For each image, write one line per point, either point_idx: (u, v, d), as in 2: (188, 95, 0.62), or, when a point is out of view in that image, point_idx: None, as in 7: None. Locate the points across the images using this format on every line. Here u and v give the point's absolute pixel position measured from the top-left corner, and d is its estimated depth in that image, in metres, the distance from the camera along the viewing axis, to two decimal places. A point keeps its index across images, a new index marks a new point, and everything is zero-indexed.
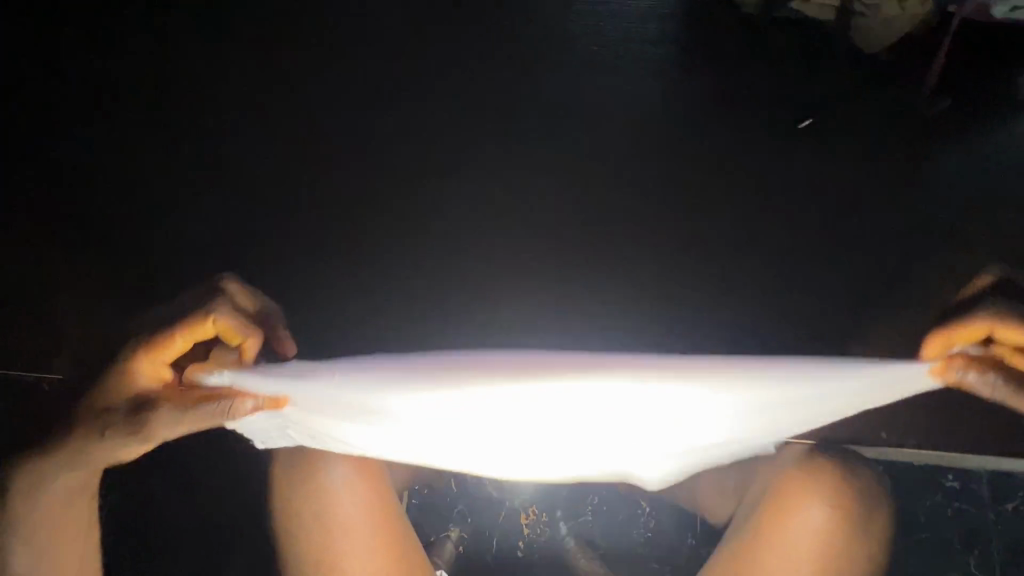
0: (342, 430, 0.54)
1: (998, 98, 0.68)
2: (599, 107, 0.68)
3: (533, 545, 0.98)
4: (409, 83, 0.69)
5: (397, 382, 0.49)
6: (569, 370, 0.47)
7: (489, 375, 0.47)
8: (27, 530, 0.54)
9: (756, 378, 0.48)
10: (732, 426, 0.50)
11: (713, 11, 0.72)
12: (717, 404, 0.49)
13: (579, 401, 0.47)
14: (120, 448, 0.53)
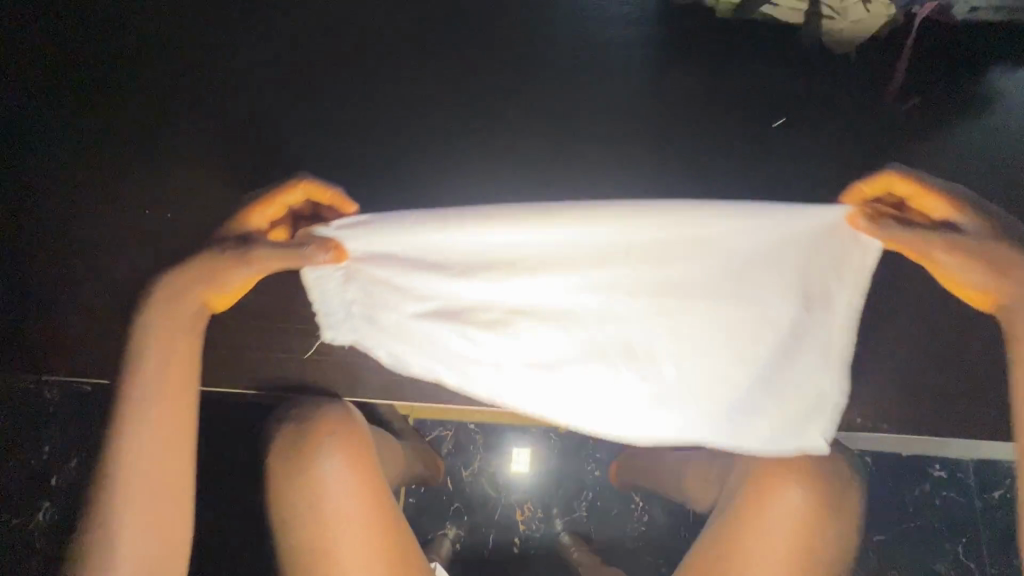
0: (419, 288, 0.57)
1: (969, 91, 0.69)
2: (579, 107, 0.70)
3: (529, 541, 1.00)
4: (392, 89, 0.71)
5: (456, 225, 0.53)
6: (531, 219, 0.52)
7: (506, 213, 0.52)
8: (130, 415, 0.51)
9: (705, 221, 0.52)
10: (688, 266, 0.55)
11: (688, 16, 0.74)
12: (667, 246, 0.53)
13: (533, 246, 0.53)
14: (220, 285, 0.55)
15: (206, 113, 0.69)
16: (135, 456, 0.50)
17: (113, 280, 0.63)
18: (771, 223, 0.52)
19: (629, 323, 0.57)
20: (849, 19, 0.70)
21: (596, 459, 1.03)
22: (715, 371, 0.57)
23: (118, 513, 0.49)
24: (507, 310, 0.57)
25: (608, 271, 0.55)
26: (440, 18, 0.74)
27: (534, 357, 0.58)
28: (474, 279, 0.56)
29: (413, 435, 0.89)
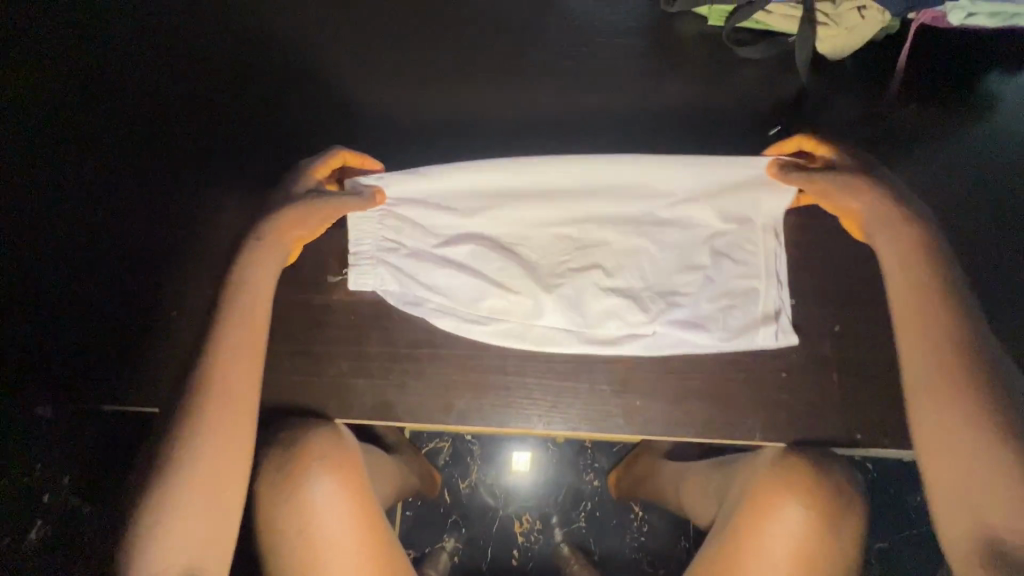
0: (434, 225, 0.60)
1: (966, 100, 0.68)
2: (568, 124, 0.68)
3: (527, 553, 0.99)
4: (376, 104, 0.69)
5: (483, 169, 0.58)
6: (505, 176, 0.59)
7: (529, 164, 0.58)
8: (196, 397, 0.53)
9: (643, 167, 0.58)
10: (631, 202, 0.60)
11: (680, 24, 0.71)
12: (618, 186, 0.59)
13: (499, 186, 0.59)
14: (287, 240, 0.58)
15: (193, 131, 0.68)
16: (195, 437, 0.52)
17: (112, 258, 0.67)
18: (703, 166, 0.58)
19: (586, 249, 0.61)
20: (844, 26, 0.65)
21: (595, 468, 1.02)
22: (676, 283, 0.60)
23: (170, 488, 0.50)
24: (500, 245, 0.61)
25: (574, 203, 0.60)
26: (422, 27, 0.71)
27: (532, 304, 0.60)
28: (487, 216, 0.60)
29: (408, 449, 0.87)
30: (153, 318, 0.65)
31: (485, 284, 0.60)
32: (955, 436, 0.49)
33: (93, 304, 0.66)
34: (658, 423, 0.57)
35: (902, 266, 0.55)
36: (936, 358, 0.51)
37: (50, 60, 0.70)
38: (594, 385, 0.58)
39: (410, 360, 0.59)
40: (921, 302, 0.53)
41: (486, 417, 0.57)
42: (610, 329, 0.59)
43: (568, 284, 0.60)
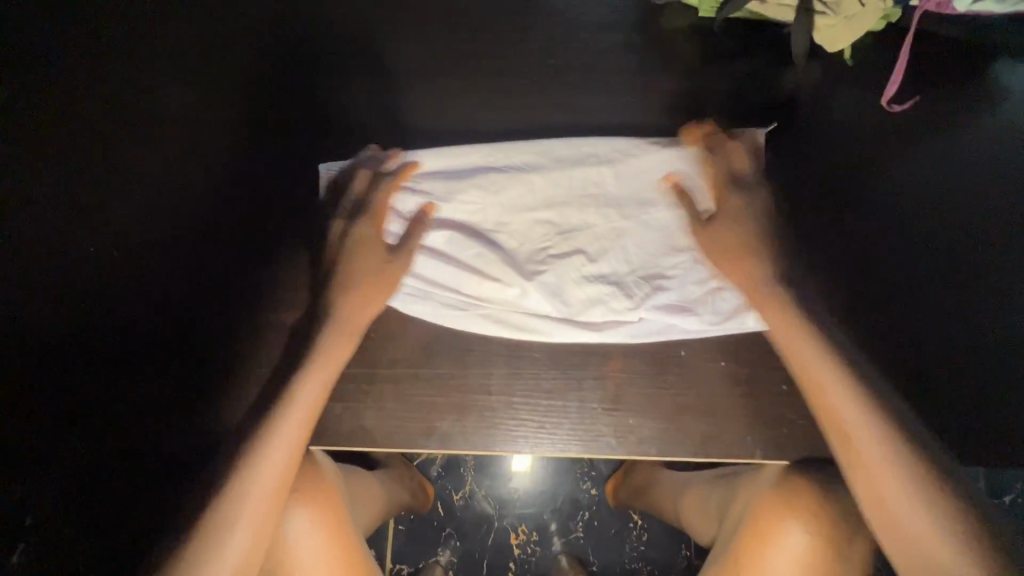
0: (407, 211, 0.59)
1: (971, 90, 0.64)
2: (554, 122, 0.64)
3: (525, 565, 0.96)
4: (351, 107, 0.65)
5: (457, 152, 0.60)
6: (483, 161, 0.60)
7: (504, 147, 0.60)
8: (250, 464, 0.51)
9: (623, 148, 0.60)
10: (617, 183, 0.59)
11: (669, 16, 0.67)
12: (602, 167, 0.60)
13: (472, 167, 0.60)
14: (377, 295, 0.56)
15: (149, 131, 0.63)
16: (241, 509, 0.50)
17: (52, 257, 0.59)
18: (678, 151, 0.59)
19: (572, 236, 0.58)
20: (843, 14, 0.60)
21: (592, 476, 0.99)
22: (665, 265, 0.58)
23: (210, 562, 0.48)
24: (474, 229, 0.59)
25: (552, 188, 0.59)
26: (400, 25, 0.67)
27: (511, 288, 0.57)
28: (466, 197, 0.59)
29: (398, 463, 0.84)
30: (101, 325, 0.58)
31: (461, 269, 0.58)
32: (900, 523, 0.47)
33: (31, 303, 0.58)
34: (653, 441, 0.54)
35: (801, 343, 0.52)
36: (863, 448, 0.48)
37: None
38: (583, 403, 0.55)
39: (389, 380, 0.55)
40: (833, 394, 0.50)
41: (470, 440, 0.54)
42: (594, 314, 0.56)
43: (552, 268, 0.58)
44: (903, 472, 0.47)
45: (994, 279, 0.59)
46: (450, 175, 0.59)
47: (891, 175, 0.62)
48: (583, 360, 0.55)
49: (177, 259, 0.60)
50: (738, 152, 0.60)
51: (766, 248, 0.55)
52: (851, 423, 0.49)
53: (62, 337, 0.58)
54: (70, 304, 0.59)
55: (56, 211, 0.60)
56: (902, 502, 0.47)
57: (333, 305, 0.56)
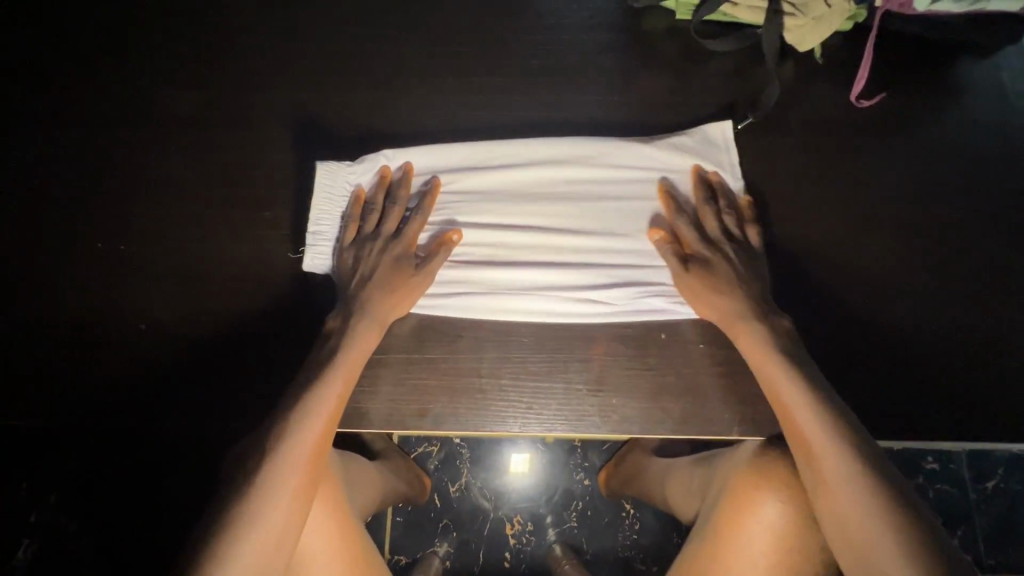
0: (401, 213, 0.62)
1: (934, 87, 0.68)
2: (542, 120, 0.68)
3: (520, 555, 0.99)
4: (350, 111, 0.69)
5: (447, 151, 0.64)
6: (473, 159, 0.64)
7: (492, 146, 0.64)
8: (280, 462, 0.50)
9: (607, 146, 0.64)
10: (599, 174, 0.63)
11: (648, 20, 0.71)
12: (588, 164, 0.63)
13: (461, 165, 0.64)
14: (399, 302, 0.58)
15: (176, 142, 0.70)
16: (268, 504, 0.49)
17: (93, 256, 0.67)
18: (655, 146, 0.64)
19: (556, 226, 0.62)
20: (811, 16, 0.63)
21: (585, 467, 1.02)
22: (649, 251, 0.61)
23: (236, 561, 0.47)
24: (465, 222, 0.62)
25: (538, 184, 0.63)
26: (397, 34, 0.72)
27: (499, 278, 0.60)
28: (451, 194, 0.63)
29: (395, 455, 0.86)
30: (131, 316, 0.65)
31: (451, 260, 0.61)
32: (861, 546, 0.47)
33: (74, 295, 0.66)
34: (636, 420, 0.57)
35: (773, 374, 0.53)
36: (825, 469, 0.49)
37: (33, 81, 0.72)
38: (569, 384, 0.57)
39: (384, 364, 0.58)
40: (804, 418, 0.51)
41: (461, 420, 0.57)
42: (579, 301, 0.59)
43: (536, 256, 0.61)
44: (863, 500, 0.47)
45: (952, 265, 0.64)
46: (440, 172, 0.63)
47: (857, 168, 0.66)
48: (569, 344, 0.59)
49: (200, 257, 0.66)
50: (713, 146, 0.64)
51: (739, 291, 0.57)
52: (819, 445, 0.50)
53: (99, 326, 0.65)
54: (105, 297, 0.65)
55: (95, 215, 0.68)
56: (863, 529, 0.47)
57: (364, 305, 0.57)
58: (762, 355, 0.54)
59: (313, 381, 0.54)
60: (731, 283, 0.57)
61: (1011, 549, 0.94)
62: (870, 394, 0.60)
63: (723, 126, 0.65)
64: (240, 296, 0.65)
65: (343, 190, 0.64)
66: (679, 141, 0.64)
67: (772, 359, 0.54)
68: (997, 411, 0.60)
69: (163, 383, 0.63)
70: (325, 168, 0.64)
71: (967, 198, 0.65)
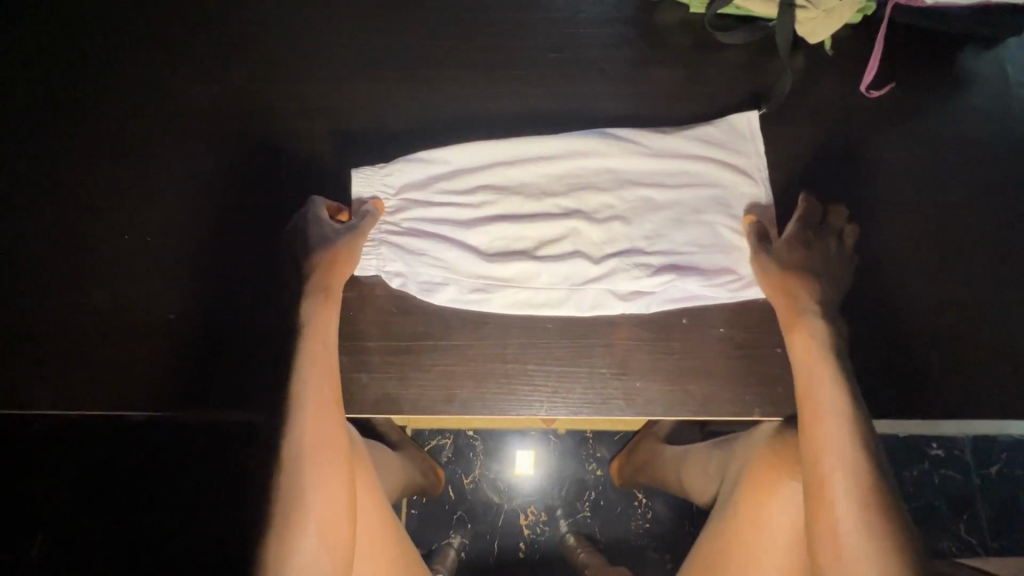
0: (434, 216, 0.62)
1: (939, 77, 0.70)
2: (559, 112, 0.69)
3: (535, 545, 1.00)
4: (370, 103, 0.70)
5: (477, 151, 0.63)
6: (500, 156, 0.64)
7: (518, 142, 0.64)
8: (301, 460, 0.52)
9: (635, 137, 0.65)
10: (625, 164, 0.64)
11: (661, 14, 0.72)
12: (616, 155, 0.64)
13: (488, 159, 0.64)
14: (329, 274, 0.58)
15: (198, 136, 0.70)
16: (309, 491, 0.51)
17: (119, 250, 0.67)
18: (682, 135, 0.65)
19: (585, 215, 0.62)
20: (823, 8, 0.63)
21: (597, 457, 1.03)
22: (679, 241, 0.62)
23: (301, 551, 0.50)
24: (500, 216, 0.62)
25: (563, 174, 0.64)
26: (413, 28, 0.73)
27: (527, 270, 0.60)
28: (486, 188, 0.63)
29: (412, 445, 0.87)
30: (161, 308, 0.65)
31: (488, 255, 0.61)
32: (838, 539, 0.49)
33: (100, 289, 0.66)
34: (659, 402, 0.58)
35: (816, 368, 0.55)
36: (822, 458, 0.51)
37: (55, 78, 0.73)
38: (592, 369, 0.59)
39: (411, 353, 0.60)
40: (821, 407, 0.53)
41: (488, 404, 0.58)
42: (604, 290, 0.60)
43: (565, 247, 0.62)
44: (853, 496, 0.49)
45: (960, 249, 0.66)
46: (473, 174, 0.63)
47: (869, 157, 0.68)
48: (592, 329, 0.60)
49: (226, 248, 0.67)
50: (738, 137, 0.65)
51: (789, 279, 0.58)
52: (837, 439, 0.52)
53: (126, 318, 0.65)
54: (132, 290, 0.66)
55: (119, 209, 0.68)
56: (845, 522, 0.49)
57: (331, 291, 0.58)
58: (812, 347, 0.56)
59: (319, 371, 0.55)
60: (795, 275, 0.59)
61: (1015, 532, 0.96)
62: (886, 376, 0.62)
63: (748, 116, 0.65)
64: (271, 290, 0.66)
65: (383, 190, 0.62)
66: (705, 131, 0.65)
67: (819, 353, 0.56)
68: (1005, 392, 0.62)
69: (192, 373, 0.63)
70: (357, 175, 0.62)
71: (973, 186, 0.67)
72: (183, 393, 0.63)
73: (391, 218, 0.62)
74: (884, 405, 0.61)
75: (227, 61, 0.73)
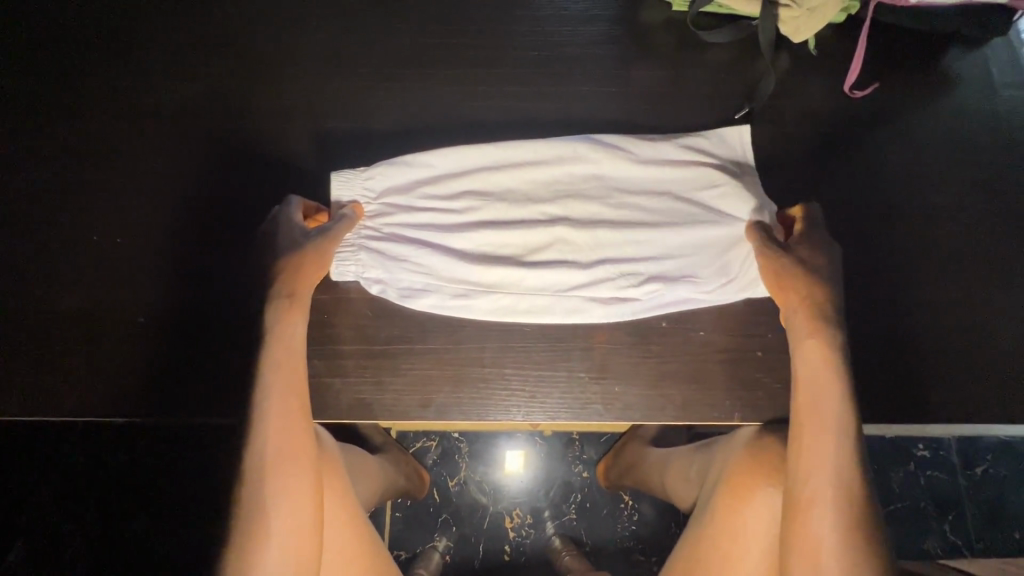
0: (416, 221, 0.60)
1: (924, 79, 0.69)
2: (542, 111, 0.68)
3: (520, 548, 0.99)
4: (350, 100, 0.69)
5: (463, 156, 0.62)
6: (484, 159, 0.62)
7: (502, 146, 0.63)
8: (265, 469, 0.51)
9: (625, 146, 0.63)
10: (613, 172, 0.62)
11: (645, 12, 0.71)
12: (606, 164, 0.62)
13: (471, 162, 0.62)
14: (297, 279, 0.57)
15: (172, 133, 0.69)
16: (274, 500, 0.50)
17: (92, 253, 0.66)
18: (673, 144, 0.64)
19: (572, 223, 0.61)
20: (806, 8, 0.63)
21: (583, 459, 1.02)
22: (669, 248, 0.60)
23: (267, 561, 0.49)
24: (484, 222, 0.61)
25: (547, 177, 0.62)
26: (395, 24, 0.71)
27: (511, 277, 0.59)
28: (470, 194, 0.61)
29: (394, 448, 0.86)
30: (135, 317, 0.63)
31: (472, 262, 0.59)
32: (810, 546, 0.50)
33: (71, 293, 0.64)
34: (640, 407, 0.58)
35: (811, 373, 0.54)
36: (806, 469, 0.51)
37: (27, 73, 0.71)
38: (572, 373, 0.58)
39: (387, 356, 0.59)
40: (808, 416, 0.53)
41: (465, 410, 0.57)
42: (587, 297, 0.59)
43: (553, 255, 0.60)
44: (830, 502, 0.50)
45: (945, 253, 0.65)
46: (458, 180, 0.62)
47: (853, 157, 0.67)
48: (571, 333, 0.59)
49: (199, 251, 0.65)
50: (728, 150, 0.64)
51: (784, 282, 0.57)
52: (821, 446, 0.52)
53: (97, 324, 0.63)
54: (104, 294, 0.64)
55: (90, 211, 0.67)
56: (816, 527, 0.50)
57: (298, 294, 0.57)
58: (812, 349, 0.55)
59: (286, 377, 0.53)
60: (795, 276, 0.57)
61: (999, 533, 0.96)
62: (871, 382, 0.61)
63: (739, 129, 0.64)
64: (247, 294, 0.64)
65: (364, 195, 0.61)
66: (695, 142, 0.64)
67: (822, 355, 0.55)
68: (986, 396, 0.61)
69: (163, 381, 0.62)
70: (337, 178, 0.60)
71: (957, 188, 0.67)
72: (155, 403, 0.61)
73: (373, 223, 0.60)
74: (867, 411, 0.61)
75: (204, 59, 0.71)
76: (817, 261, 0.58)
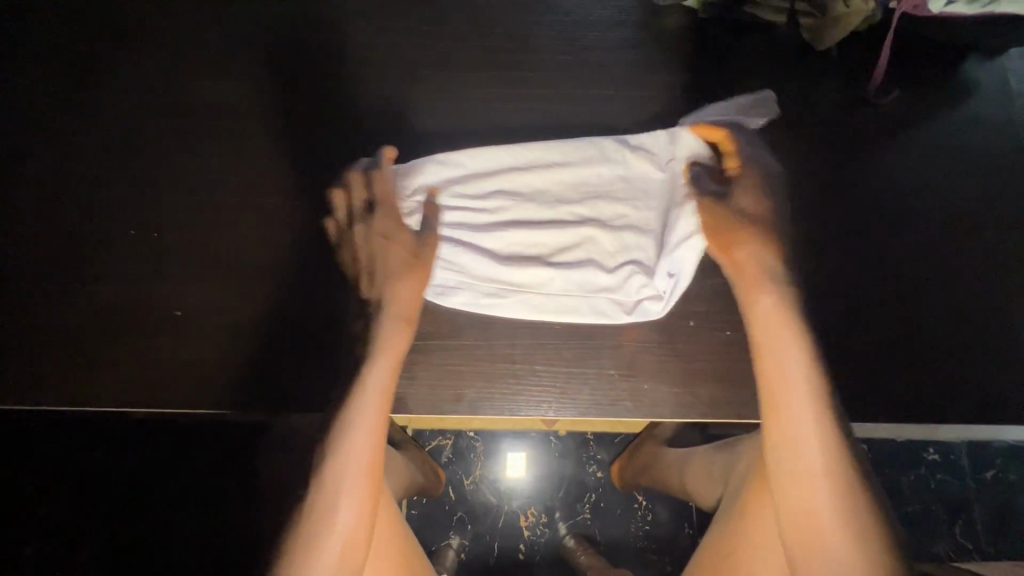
0: (448, 219, 0.62)
1: (943, 86, 0.71)
2: (569, 113, 0.69)
3: (534, 546, 0.99)
4: (381, 99, 0.70)
5: (494, 157, 0.63)
6: (514, 160, 0.63)
7: (533, 147, 0.64)
8: (335, 486, 0.51)
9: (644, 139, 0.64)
10: (640, 172, 0.63)
11: (671, 17, 0.73)
12: (633, 165, 0.63)
13: (503, 163, 0.63)
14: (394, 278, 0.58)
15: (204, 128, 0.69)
16: (343, 517, 0.51)
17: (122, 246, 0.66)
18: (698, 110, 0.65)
19: (601, 224, 0.62)
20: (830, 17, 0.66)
21: (597, 459, 1.03)
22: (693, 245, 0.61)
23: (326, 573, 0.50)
24: (513, 221, 0.62)
25: (575, 178, 0.63)
26: (425, 26, 0.73)
27: (541, 275, 0.60)
28: (501, 194, 0.63)
29: (413, 446, 0.87)
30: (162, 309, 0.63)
31: (503, 261, 0.61)
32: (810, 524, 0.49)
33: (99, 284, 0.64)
34: (669, 404, 0.59)
35: (762, 325, 0.55)
36: (791, 444, 0.51)
37: (61, 67, 0.71)
38: (601, 370, 0.59)
39: (420, 352, 0.60)
40: (777, 378, 0.53)
41: (496, 405, 0.58)
42: (614, 296, 0.60)
43: (581, 254, 0.61)
44: (822, 476, 0.49)
45: (964, 256, 0.66)
46: (489, 179, 0.63)
47: (875, 162, 0.68)
48: (600, 331, 0.60)
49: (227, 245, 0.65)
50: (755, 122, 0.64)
51: (729, 234, 0.58)
52: (797, 428, 0.51)
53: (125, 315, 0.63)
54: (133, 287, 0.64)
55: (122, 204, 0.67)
56: (814, 507, 0.49)
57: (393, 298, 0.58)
58: (760, 307, 0.55)
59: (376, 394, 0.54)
60: (728, 237, 0.58)
61: (1008, 536, 0.97)
62: (895, 382, 0.62)
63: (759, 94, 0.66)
64: None
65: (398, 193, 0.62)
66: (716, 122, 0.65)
67: (775, 308, 0.55)
68: (1006, 397, 0.62)
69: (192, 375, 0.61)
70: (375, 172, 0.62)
71: (976, 192, 0.68)
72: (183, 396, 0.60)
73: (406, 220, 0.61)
74: (890, 411, 0.62)
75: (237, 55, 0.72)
76: (761, 221, 0.59)
